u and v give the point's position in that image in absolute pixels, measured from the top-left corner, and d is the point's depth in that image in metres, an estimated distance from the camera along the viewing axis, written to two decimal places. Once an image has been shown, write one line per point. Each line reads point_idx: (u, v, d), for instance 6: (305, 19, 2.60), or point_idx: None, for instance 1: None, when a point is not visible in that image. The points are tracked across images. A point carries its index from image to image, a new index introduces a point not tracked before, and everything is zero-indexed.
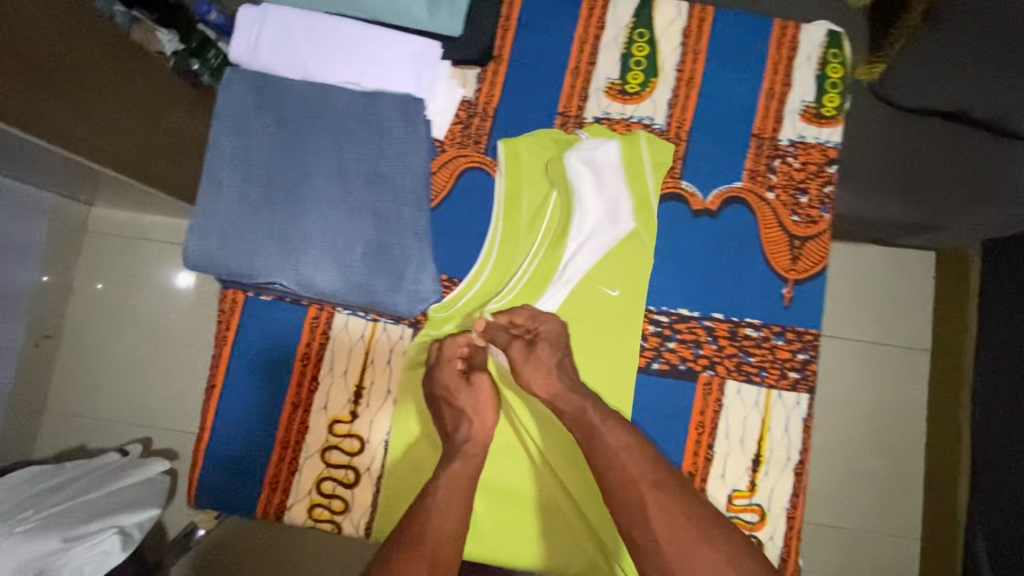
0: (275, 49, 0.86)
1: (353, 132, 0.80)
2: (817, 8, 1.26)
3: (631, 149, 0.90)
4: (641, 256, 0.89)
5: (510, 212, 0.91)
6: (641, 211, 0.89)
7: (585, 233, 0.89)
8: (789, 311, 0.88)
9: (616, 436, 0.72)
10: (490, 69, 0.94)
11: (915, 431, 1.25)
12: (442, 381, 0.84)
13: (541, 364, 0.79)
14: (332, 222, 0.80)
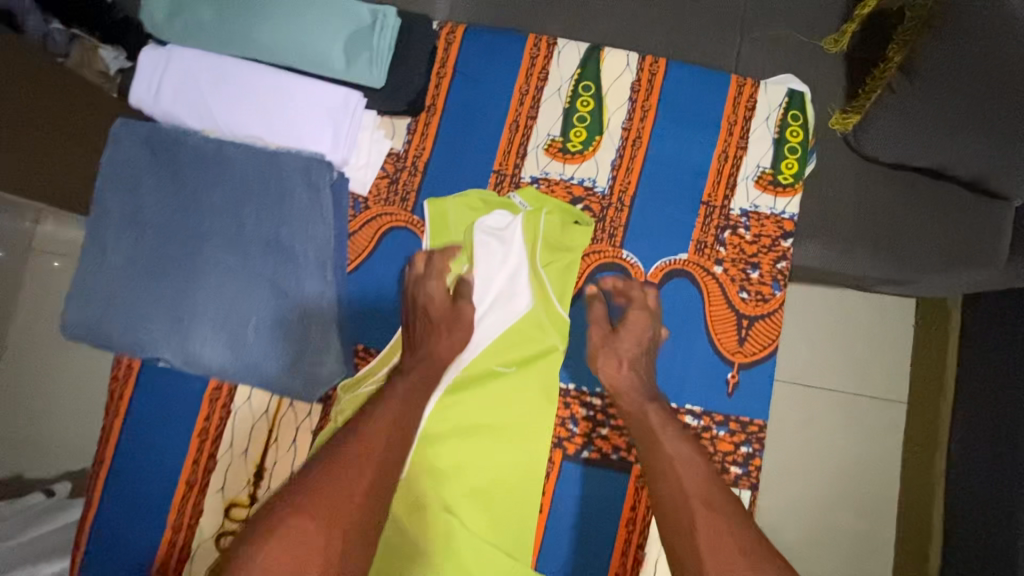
0: (174, 94, 0.78)
1: (251, 195, 0.72)
2: (794, 49, 1.17)
3: (530, 221, 0.83)
4: (539, 334, 0.81)
5: None
6: (539, 283, 0.81)
7: (480, 308, 0.81)
8: (733, 398, 0.81)
9: (677, 446, 0.69)
10: (421, 121, 0.87)
11: (888, 486, 1.16)
12: (426, 286, 0.77)
13: (618, 347, 0.76)
14: (225, 294, 0.72)
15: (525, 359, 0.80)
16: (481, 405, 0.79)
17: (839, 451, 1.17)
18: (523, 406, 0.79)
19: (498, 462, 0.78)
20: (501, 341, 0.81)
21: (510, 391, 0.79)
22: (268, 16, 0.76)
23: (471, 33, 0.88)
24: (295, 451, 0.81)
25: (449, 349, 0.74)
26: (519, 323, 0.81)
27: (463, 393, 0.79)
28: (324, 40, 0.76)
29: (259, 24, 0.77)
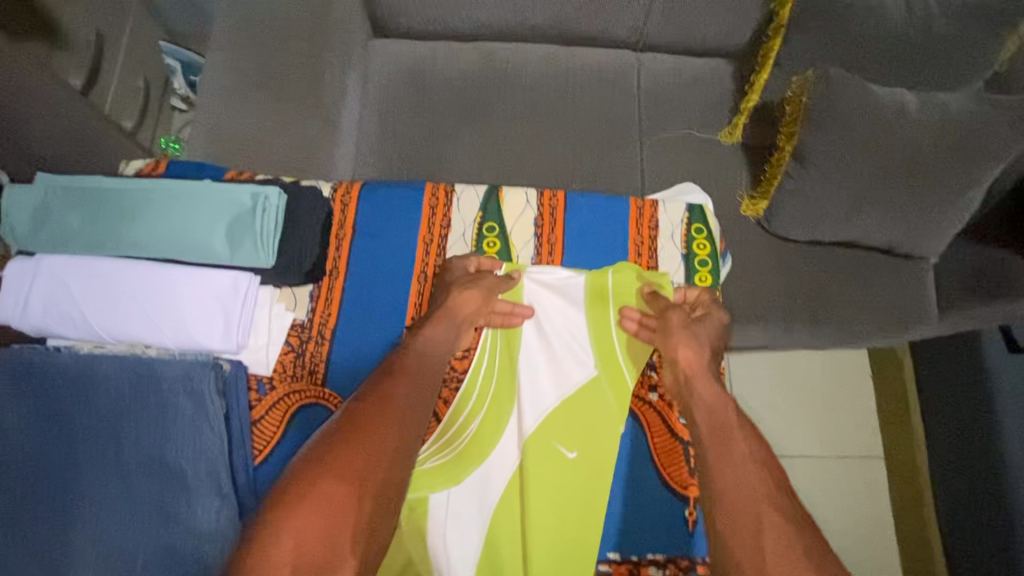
0: (47, 307, 0.72)
1: (130, 413, 0.65)
2: (693, 142, 1.23)
3: (596, 278, 0.82)
4: (610, 395, 0.77)
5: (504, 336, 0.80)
6: (603, 341, 0.79)
7: (545, 364, 0.78)
8: (695, 536, 0.74)
9: (751, 450, 0.67)
10: (324, 285, 0.83)
11: (888, 541, 1.33)
12: (451, 267, 0.81)
13: (693, 336, 0.77)
14: (103, 538, 0.62)
15: (590, 432, 0.75)
16: (555, 481, 0.72)
17: (849, 516, 1.34)
18: (590, 476, 0.73)
19: (568, 535, 0.70)
20: (567, 409, 0.76)
21: (576, 469, 0.73)
22: (145, 214, 0.73)
23: (367, 191, 0.87)
24: None
25: (472, 304, 0.77)
26: (584, 389, 0.77)
27: (538, 462, 0.73)
28: (206, 228, 0.73)
29: (135, 223, 0.73)
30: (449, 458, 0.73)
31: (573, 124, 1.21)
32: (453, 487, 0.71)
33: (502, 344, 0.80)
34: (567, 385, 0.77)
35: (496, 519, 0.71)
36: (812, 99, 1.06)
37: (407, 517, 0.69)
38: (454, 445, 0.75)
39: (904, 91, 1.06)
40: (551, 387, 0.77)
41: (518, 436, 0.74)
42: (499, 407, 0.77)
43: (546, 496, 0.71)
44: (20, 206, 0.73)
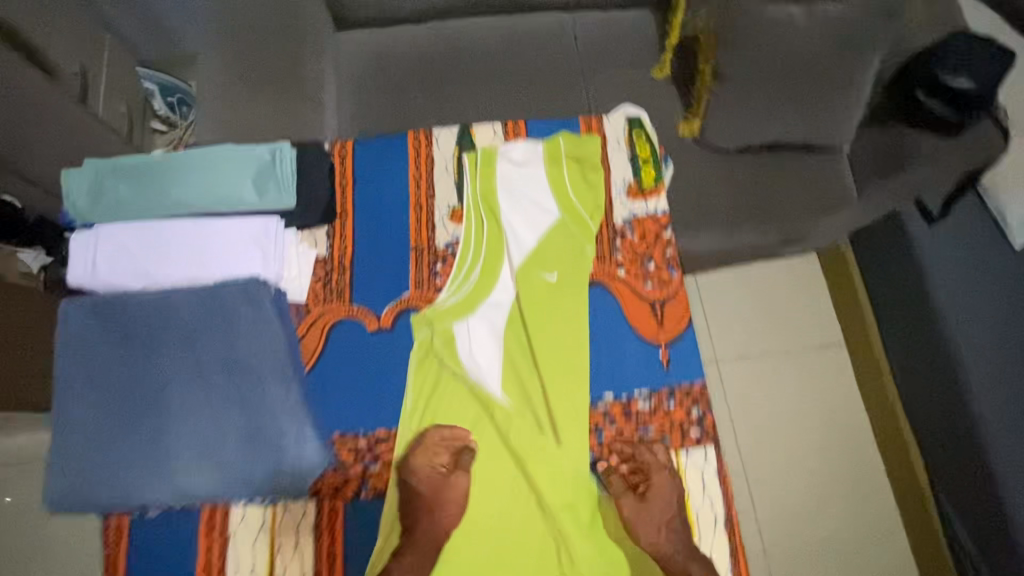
0: (112, 265, 0.86)
1: (200, 327, 0.80)
2: (629, 81, 1.42)
3: (551, 147, 1.02)
4: (575, 235, 0.98)
5: (483, 207, 0.99)
6: (561, 197, 0.99)
7: (520, 222, 0.98)
8: (670, 372, 0.92)
9: None
10: (336, 225, 0.98)
11: (846, 400, 1.80)
12: (415, 465, 0.85)
13: (657, 518, 0.84)
14: (197, 426, 0.78)
15: (568, 263, 0.96)
16: (548, 310, 0.94)
17: (817, 389, 1.82)
18: (573, 302, 0.94)
19: (562, 350, 0.92)
20: (543, 248, 0.97)
21: (559, 291, 0.95)
22: (183, 176, 0.89)
23: (361, 145, 1.03)
24: (301, 554, 0.84)
25: (450, 522, 0.84)
26: (553, 227, 0.98)
27: (530, 296, 0.94)
28: (237, 182, 0.89)
29: (177, 184, 0.88)
30: (462, 301, 0.95)
31: (525, 83, 1.39)
32: (472, 316, 0.94)
33: (483, 210, 0.99)
34: (541, 230, 0.98)
35: (507, 339, 0.93)
36: (715, 25, 1.25)
37: (446, 341, 0.92)
38: (463, 287, 0.96)
39: None
40: (530, 238, 0.97)
41: (512, 277, 0.96)
42: (493, 261, 0.97)
43: (540, 323, 0.93)
44: (78, 186, 0.88)
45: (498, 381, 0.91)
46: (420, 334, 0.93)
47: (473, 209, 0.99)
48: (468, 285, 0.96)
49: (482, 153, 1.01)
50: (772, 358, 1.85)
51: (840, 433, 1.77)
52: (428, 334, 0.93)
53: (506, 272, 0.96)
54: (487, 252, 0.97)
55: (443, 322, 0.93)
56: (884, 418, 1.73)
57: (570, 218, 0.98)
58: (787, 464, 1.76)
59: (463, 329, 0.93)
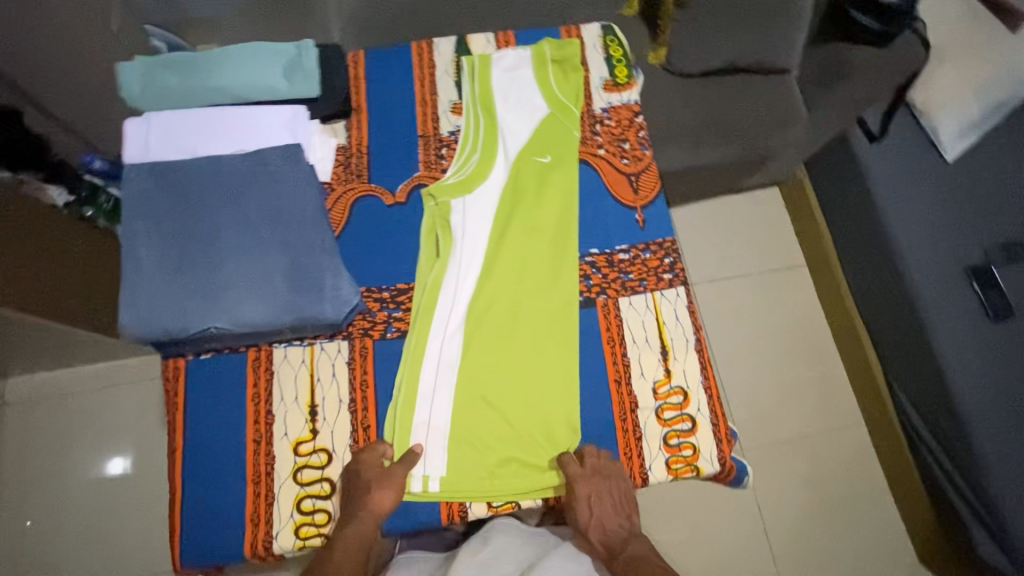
0: (164, 144, 1.00)
1: (249, 188, 0.95)
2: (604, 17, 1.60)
3: (539, 50, 1.16)
4: (563, 125, 1.11)
5: (482, 102, 1.13)
6: (550, 94, 1.13)
7: (514, 116, 1.12)
8: (646, 229, 1.08)
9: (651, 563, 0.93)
10: (353, 118, 1.13)
11: (807, 314, 2.01)
12: (360, 466, 0.91)
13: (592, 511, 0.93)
14: (249, 266, 0.92)
15: (556, 146, 1.10)
16: (538, 187, 1.06)
17: (781, 305, 2.02)
18: (562, 178, 1.07)
19: (548, 221, 1.05)
20: (536, 136, 1.10)
21: (548, 169, 1.08)
22: (223, 68, 1.03)
23: (371, 53, 1.19)
24: (338, 382, 0.97)
25: (388, 504, 0.88)
26: (545, 118, 1.12)
27: (522, 177, 1.07)
28: (270, 73, 1.04)
29: (217, 75, 1.03)
30: (463, 179, 1.07)
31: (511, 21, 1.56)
32: (471, 193, 1.07)
33: (479, 107, 1.13)
34: (533, 120, 1.11)
35: (497, 210, 1.06)
36: None
37: (444, 215, 1.06)
38: (462, 168, 1.09)
39: None
40: (522, 128, 1.11)
41: (506, 160, 1.09)
42: (490, 147, 1.10)
43: (529, 198, 1.06)
44: (130, 76, 1.02)
45: (489, 244, 1.04)
46: (427, 207, 1.07)
47: (473, 103, 1.13)
48: (469, 166, 1.09)
49: (478, 59, 1.16)
50: (740, 279, 2.04)
51: (802, 343, 1.98)
52: (433, 206, 1.06)
53: (501, 157, 1.09)
54: (484, 139, 1.11)
55: (444, 198, 1.06)
56: (842, 326, 1.94)
57: (558, 110, 1.12)
58: (757, 373, 1.95)
59: (460, 207, 1.06)
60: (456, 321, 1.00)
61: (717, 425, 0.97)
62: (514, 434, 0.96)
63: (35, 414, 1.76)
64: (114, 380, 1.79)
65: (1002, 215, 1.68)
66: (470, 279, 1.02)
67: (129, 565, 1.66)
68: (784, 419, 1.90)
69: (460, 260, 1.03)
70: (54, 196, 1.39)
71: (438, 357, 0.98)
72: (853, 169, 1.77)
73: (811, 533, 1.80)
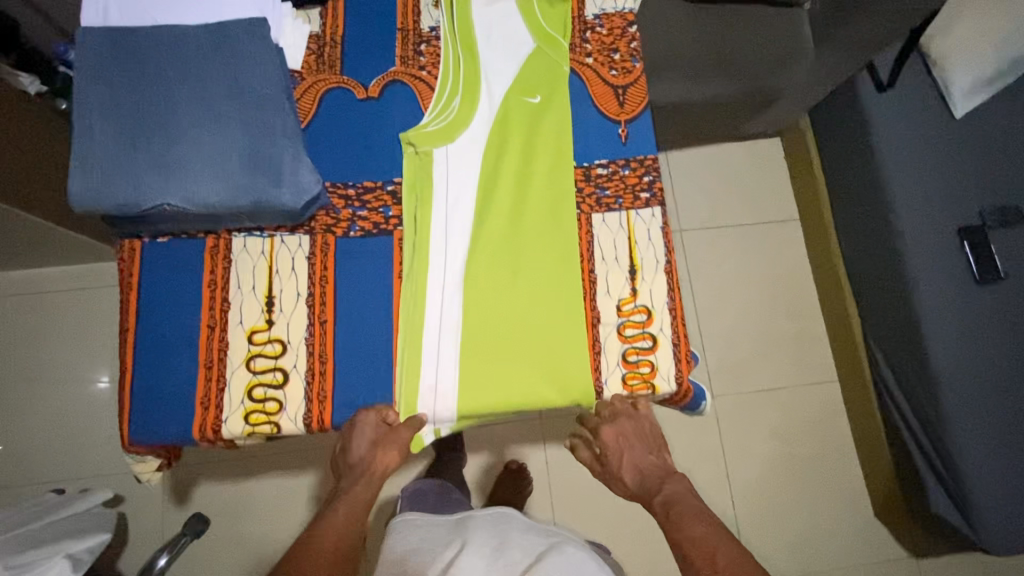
0: (122, 10, 0.92)
1: (208, 59, 0.89)
2: None
3: None
4: (550, 62, 1.05)
5: (461, 38, 1.05)
6: (536, 29, 1.06)
7: (498, 53, 1.05)
8: (627, 145, 1.04)
9: (691, 526, 0.89)
10: (329, 7, 1.07)
11: (794, 269, 1.98)
12: (358, 428, 0.90)
13: (625, 456, 0.97)
14: (205, 142, 0.87)
15: (547, 83, 1.04)
16: (531, 133, 1.03)
17: (769, 259, 1.99)
18: (554, 123, 1.03)
19: (543, 175, 1.01)
20: (524, 73, 1.05)
21: (540, 110, 1.04)
22: None
23: None
24: (297, 276, 0.95)
25: (388, 463, 0.91)
26: (531, 55, 1.05)
27: (512, 122, 1.03)
28: None
29: None
30: (447, 127, 1.02)
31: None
32: (454, 142, 1.02)
33: (460, 44, 1.05)
34: (519, 57, 1.05)
35: (484, 163, 1.02)
36: None
37: (427, 166, 1.00)
38: (446, 116, 1.02)
39: None
40: (508, 68, 1.05)
41: (492, 100, 1.04)
42: (471, 90, 1.03)
43: (520, 148, 1.02)
44: None
45: (477, 206, 1.00)
46: (406, 154, 1.01)
47: (451, 36, 1.06)
48: (451, 111, 1.03)
49: None
50: (730, 230, 2.00)
51: (786, 299, 1.96)
52: (413, 154, 1.01)
53: (484, 100, 1.03)
54: (465, 78, 1.04)
55: (429, 149, 1.01)
56: (828, 282, 1.91)
57: (544, 45, 1.05)
58: (737, 325, 1.94)
59: (447, 159, 1.01)
60: (447, 284, 0.96)
61: (679, 346, 0.95)
62: (495, 382, 0.93)
63: (8, 312, 1.74)
64: (86, 284, 1.77)
65: (1004, 177, 1.62)
66: (459, 245, 0.98)
67: (98, 464, 1.68)
68: (760, 373, 1.90)
69: (445, 220, 0.99)
70: (26, 84, 1.28)
71: (439, 320, 0.95)
72: (856, 120, 1.70)
73: (772, 483, 1.84)
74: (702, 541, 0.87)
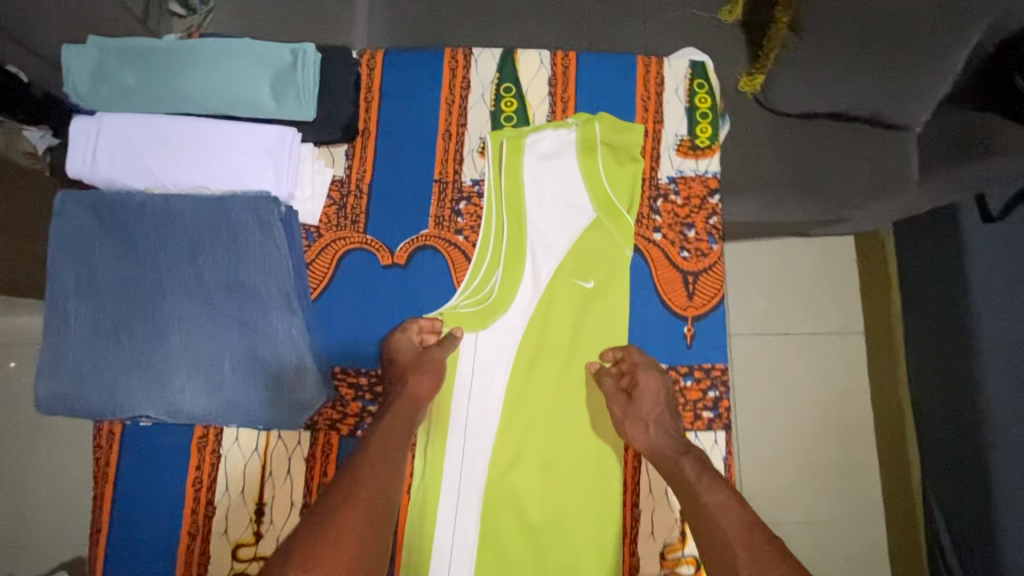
0: (117, 161, 0.80)
1: (205, 240, 0.74)
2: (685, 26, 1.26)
3: (585, 131, 0.89)
4: (608, 241, 0.88)
5: (507, 202, 0.88)
6: (598, 198, 0.88)
7: (547, 223, 0.88)
8: (692, 349, 0.87)
9: (714, 494, 0.70)
10: (357, 144, 0.90)
11: None
12: (395, 344, 0.82)
13: (654, 416, 0.80)
14: (196, 342, 0.74)
15: (600, 267, 0.87)
16: (578, 328, 0.86)
17: None
18: (607, 319, 0.86)
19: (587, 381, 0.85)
20: (574, 252, 0.88)
21: (590, 298, 0.87)
22: (196, 72, 0.79)
23: (391, 57, 0.93)
24: (292, 482, 0.82)
25: (426, 389, 0.79)
26: (586, 229, 0.88)
27: (556, 311, 0.87)
28: (253, 83, 0.80)
29: (189, 81, 0.79)
30: (477, 311, 0.86)
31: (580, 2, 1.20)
32: (484, 329, 0.86)
33: (505, 209, 0.88)
34: (571, 229, 0.88)
35: (518, 358, 0.86)
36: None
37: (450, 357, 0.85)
38: (476, 299, 0.87)
39: None
40: (558, 242, 0.88)
41: (535, 279, 0.87)
42: (512, 267, 0.87)
43: (563, 342, 0.86)
44: (80, 67, 0.79)
45: (505, 410, 0.85)
46: None
47: (496, 197, 0.89)
48: (483, 291, 0.87)
49: (510, 139, 0.89)
50: None
51: None
52: None
53: (524, 278, 0.87)
54: (504, 255, 0.87)
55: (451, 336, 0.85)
56: None
57: (604, 218, 0.88)
58: None
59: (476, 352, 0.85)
60: (462, 506, 0.83)
61: None
62: None
63: None
64: None
65: None
66: (481, 460, 0.84)
67: None
68: (802, 516, 1.30)
69: (463, 432, 0.84)
70: (33, 140, 0.88)
71: (450, 554, 0.82)
72: None
73: None
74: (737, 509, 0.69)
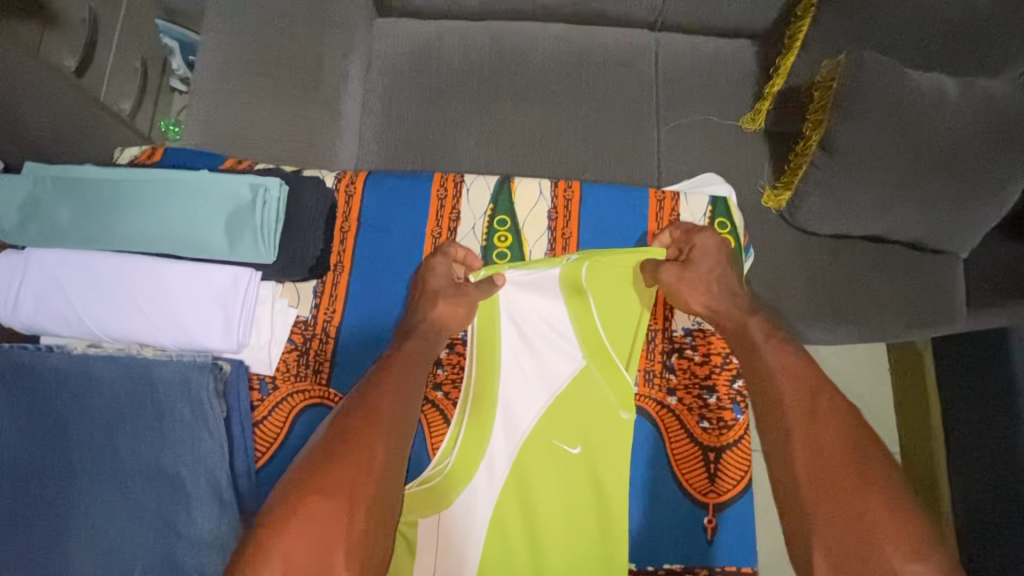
0: (39, 305, 0.68)
1: (127, 416, 0.64)
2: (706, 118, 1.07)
3: (571, 270, 0.74)
4: (600, 400, 0.74)
5: (484, 352, 0.76)
6: (588, 344, 0.76)
7: (526, 372, 0.75)
8: (713, 546, 0.72)
9: (782, 358, 0.63)
10: (327, 281, 0.79)
11: None
12: (432, 268, 0.75)
13: (709, 275, 0.72)
14: (100, 542, 0.61)
15: (593, 429, 0.72)
16: (569, 513, 0.70)
17: None
18: (602, 502, 0.70)
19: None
20: (559, 409, 0.73)
21: (581, 473, 0.71)
22: (142, 210, 0.70)
23: (372, 180, 0.83)
24: None
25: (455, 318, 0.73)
26: (574, 384, 0.74)
27: (540, 490, 0.70)
28: (205, 224, 0.71)
29: (133, 218, 0.70)
30: (440, 490, 0.70)
31: (595, 101, 1.06)
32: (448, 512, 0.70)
33: (479, 362, 0.76)
34: (557, 382, 0.75)
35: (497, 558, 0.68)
36: (843, 86, 0.91)
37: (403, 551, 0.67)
38: (438, 473, 0.71)
39: (942, 76, 0.92)
40: (539, 399, 0.74)
41: (513, 443, 0.72)
42: (485, 429, 0.72)
43: (552, 530, 0.69)
44: (10, 200, 0.71)
45: None
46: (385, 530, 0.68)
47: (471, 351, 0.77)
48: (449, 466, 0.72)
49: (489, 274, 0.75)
50: None
51: None
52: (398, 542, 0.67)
53: (497, 444, 0.72)
54: (474, 418, 0.73)
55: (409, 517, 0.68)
56: None
57: (596, 367, 0.75)
58: None
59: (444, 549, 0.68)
60: None
61: None
62: None
63: None
64: None
65: None
66: None
67: None
68: None
69: None
70: None
71: None
72: None
73: None
74: (837, 428, 0.55)
